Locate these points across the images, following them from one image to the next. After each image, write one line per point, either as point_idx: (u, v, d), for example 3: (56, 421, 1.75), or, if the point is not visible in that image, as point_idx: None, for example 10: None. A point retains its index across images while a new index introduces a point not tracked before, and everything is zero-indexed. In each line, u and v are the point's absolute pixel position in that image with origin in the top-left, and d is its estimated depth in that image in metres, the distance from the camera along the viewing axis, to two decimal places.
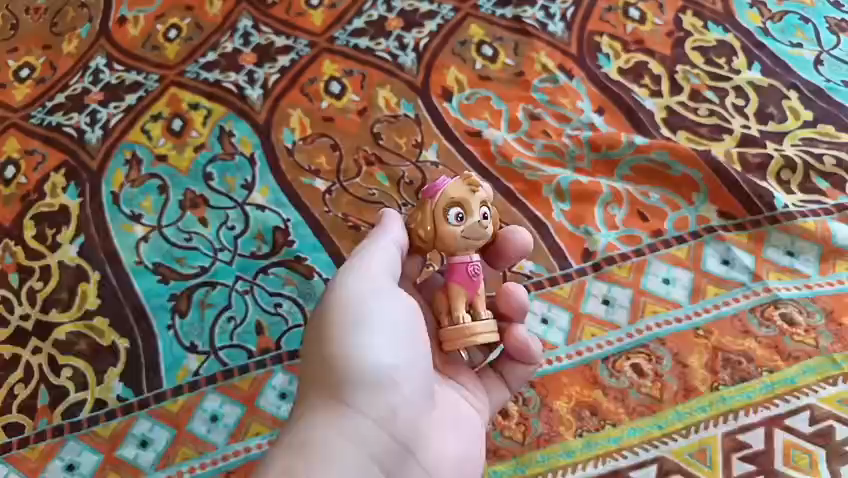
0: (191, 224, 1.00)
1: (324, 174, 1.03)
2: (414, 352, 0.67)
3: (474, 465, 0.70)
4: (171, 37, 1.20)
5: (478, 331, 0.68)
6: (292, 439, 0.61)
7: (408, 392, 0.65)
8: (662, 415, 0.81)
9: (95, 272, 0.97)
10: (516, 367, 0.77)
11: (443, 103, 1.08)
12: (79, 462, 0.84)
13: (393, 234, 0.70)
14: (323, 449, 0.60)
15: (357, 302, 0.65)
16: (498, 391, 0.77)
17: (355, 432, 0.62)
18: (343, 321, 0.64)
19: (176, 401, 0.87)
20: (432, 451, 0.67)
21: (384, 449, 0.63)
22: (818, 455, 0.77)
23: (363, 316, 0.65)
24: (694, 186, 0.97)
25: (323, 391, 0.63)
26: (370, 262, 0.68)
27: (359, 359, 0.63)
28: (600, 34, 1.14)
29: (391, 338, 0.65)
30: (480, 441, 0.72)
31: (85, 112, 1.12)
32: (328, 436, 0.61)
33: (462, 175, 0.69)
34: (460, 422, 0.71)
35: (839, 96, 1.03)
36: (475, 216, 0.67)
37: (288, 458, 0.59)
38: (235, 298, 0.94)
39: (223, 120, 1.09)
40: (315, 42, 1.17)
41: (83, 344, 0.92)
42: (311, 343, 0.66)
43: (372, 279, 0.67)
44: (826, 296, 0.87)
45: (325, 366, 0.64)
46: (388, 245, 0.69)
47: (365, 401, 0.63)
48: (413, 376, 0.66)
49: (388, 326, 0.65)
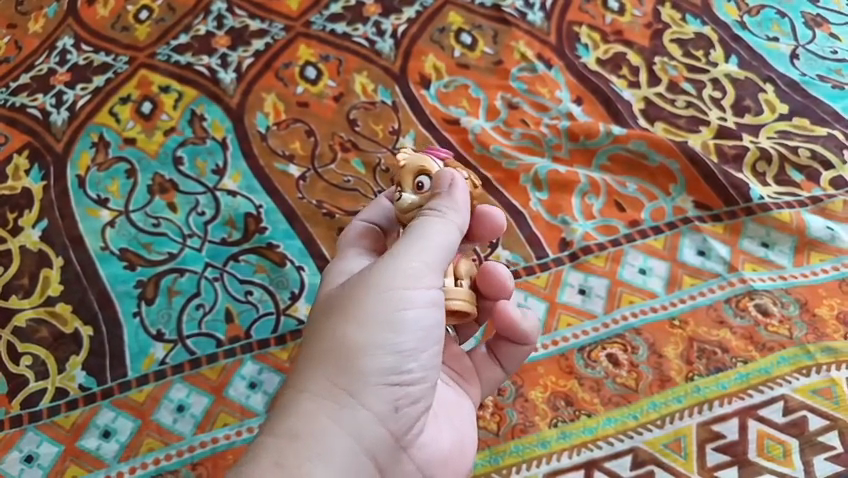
0: (159, 210, 0.98)
1: (298, 160, 1.01)
2: (434, 353, 0.61)
3: (464, 469, 0.66)
4: (142, 18, 1.17)
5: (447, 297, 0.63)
6: (286, 423, 0.56)
7: (418, 393, 0.60)
8: (637, 405, 0.81)
9: (58, 257, 0.94)
10: (513, 347, 0.73)
11: (421, 90, 1.07)
12: (38, 453, 0.81)
13: (461, 215, 0.61)
14: (319, 441, 0.55)
15: (396, 294, 0.58)
16: (488, 369, 0.73)
17: (354, 428, 0.57)
18: (376, 313, 0.58)
19: (142, 391, 0.84)
20: (429, 452, 0.62)
21: (380, 447, 0.58)
22: (792, 446, 0.77)
23: (392, 312, 0.58)
24: (671, 178, 0.97)
25: (331, 379, 0.57)
26: (425, 248, 0.59)
27: (380, 357, 0.58)
28: (579, 25, 1.13)
29: (414, 338, 0.59)
30: (473, 429, 0.69)
31: (51, 94, 1.09)
32: (327, 429, 0.56)
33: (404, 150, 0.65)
34: (453, 416, 0.67)
35: (815, 90, 1.04)
36: (406, 193, 0.63)
37: (279, 448, 0.55)
38: (203, 285, 0.92)
39: (194, 104, 1.07)
40: (291, 26, 1.15)
41: (44, 331, 0.89)
42: (332, 320, 0.59)
43: (417, 272, 0.59)
44: (800, 288, 0.87)
45: (342, 353, 0.58)
46: (452, 226, 0.61)
47: (372, 398, 0.58)
48: (427, 376, 0.61)
49: (419, 328, 0.59)
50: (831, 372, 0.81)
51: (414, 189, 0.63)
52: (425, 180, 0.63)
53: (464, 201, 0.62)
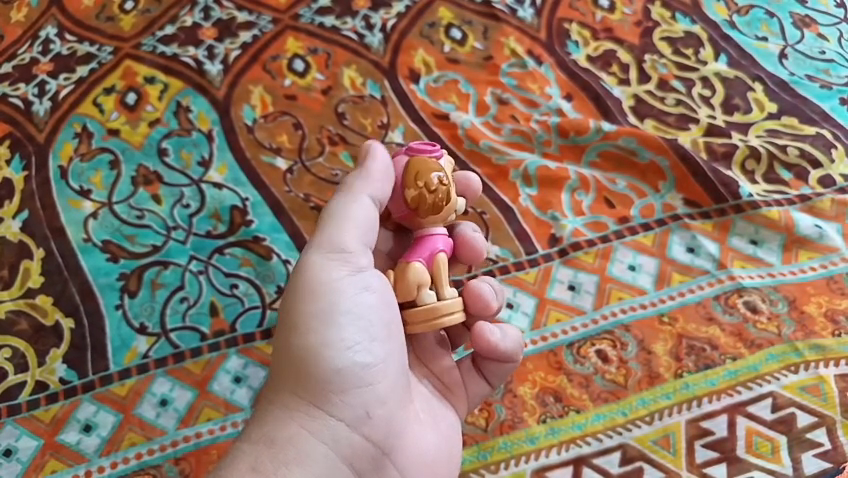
0: (143, 202, 0.96)
1: (285, 153, 1.00)
2: (389, 343, 0.61)
3: (452, 467, 0.65)
4: (128, 9, 1.16)
5: (443, 314, 0.61)
6: (261, 431, 0.58)
7: (384, 390, 0.60)
8: (626, 402, 0.80)
9: (39, 248, 0.92)
10: (498, 363, 0.71)
11: (410, 85, 1.06)
12: (17, 447, 0.79)
13: (373, 186, 0.63)
14: (291, 449, 0.57)
15: (328, 291, 0.59)
16: (475, 383, 0.72)
17: (326, 433, 0.58)
18: (312, 313, 0.59)
19: (124, 385, 0.83)
20: (410, 450, 0.62)
21: (356, 450, 0.59)
22: (781, 442, 0.77)
23: (335, 309, 0.59)
24: (660, 175, 0.97)
25: (291, 387, 0.58)
26: (346, 234, 0.61)
27: (329, 356, 0.58)
28: (569, 22, 1.13)
29: (365, 332, 0.60)
30: (458, 436, 0.68)
31: (33, 83, 1.07)
32: (296, 435, 0.57)
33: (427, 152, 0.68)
34: (437, 418, 0.67)
35: (804, 90, 1.04)
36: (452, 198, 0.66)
37: (254, 456, 0.56)
38: (188, 278, 0.90)
39: (180, 95, 1.06)
40: (279, 19, 1.14)
41: (24, 323, 0.87)
42: (278, 331, 0.60)
43: (347, 263, 0.61)
44: (788, 286, 0.87)
45: (296, 361, 0.58)
46: (364, 200, 0.62)
47: (338, 401, 0.58)
48: (387, 368, 0.61)
49: (361, 318, 0.60)
50: (819, 369, 0.81)
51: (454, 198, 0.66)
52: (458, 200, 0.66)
53: (375, 171, 0.63)
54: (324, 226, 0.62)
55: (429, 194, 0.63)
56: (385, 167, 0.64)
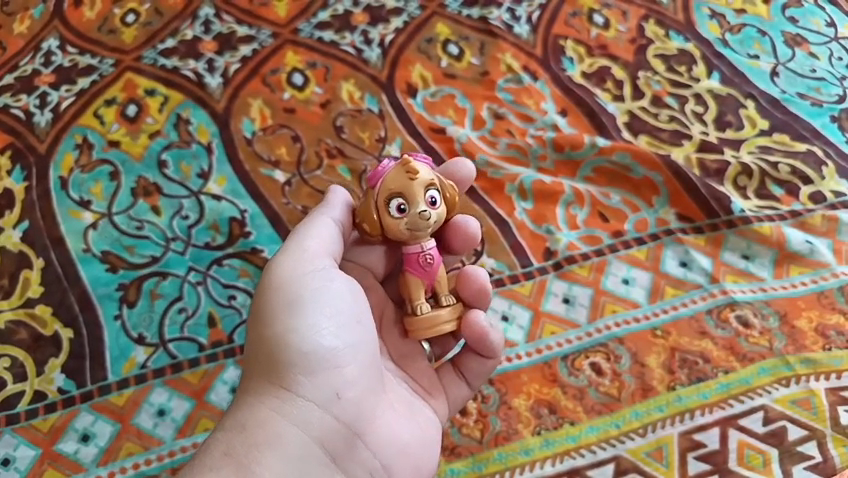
0: (143, 213, 0.97)
1: (283, 166, 1.01)
2: (356, 331, 0.65)
3: (428, 453, 0.68)
4: (129, 22, 1.17)
5: (439, 322, 0.67)
6: (233, 419, 0.62)
7: (354, 374, 0.64)
8: (620, 414, 0.81)
9: (39, 258, 0.93)
10: (478, 363, 0.73)
11: (407, 99, 1.07)
12: (15, 456, 0.80)
13: (333, 209, 0.69)
14: (261, 431, 0.60)
15: (293, 284, 0.65)
16: (455, 385, 0.74)
17: (296, 415, 0.61)
18: (278, 305, 0.64)
19: (122, 395, 0.83)
20: (384, 433, 0.65)
21: (328, 432, 0.62)
22: (772, 456, 0.78)
23: (300, 299, 0.64)
24: (654, 189, 0.98)
25: (262, 376, 0.63)
26: (307, 238, 0.67)
27: (297, 341, 0.63)
28: (565, 38, 1.15)
29: (332, 320, 0.64)
30: (436, 429, 0.70)
31: (35, 95, 1.08)
32: (267, 419, 0.61)
33: (402, 161, 0.66)
34: (415, 411, 0.69)
35: (795, 107, 1.06)
36: (418, 206, 0.65)
37: (226, 441, 0.60)
38: (186, 289, 0.91)
39: (180, 107, 1.07)
40: (278, 33, 1.15)
41: (24, 333, 0.88)
42: (250, 326, 0.65)
43: (309, 259, 0.66)
44: (780, 300, 0.89)
45: (267, 350, 0.63)
46: (324, 217, 0.69)
47: (306, 385, 0.62)
48: (356, 354, 0.65)
49: (327, 307, 0.64)
50: (810, 383, 0.82)
51: (426, 203, 0.65)
52: (436, 194, 0.66)
53: (334, 200, 0.70)
54: (289, 237, 0.68)
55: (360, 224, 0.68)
56: (344, 202, 0.71)
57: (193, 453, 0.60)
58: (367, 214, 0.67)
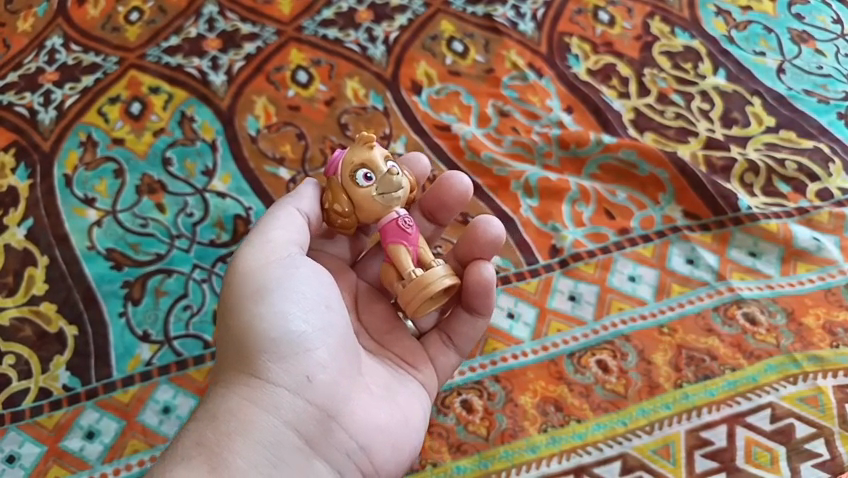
0: (147, 210, 0.97)
1: (288, 163, 1.00)
2: (325, 315, 0.65)
3: (409, 434, 0.66)
4: (133, 19, 1.17)
5: (430, 280, 0.65)
6: (206, 410, 0.62)
7: (324, 356, 0.63)
8: (626, 411, 0.81)
9: (43, 256, 0.93)
10: (466, 326, 0.73)
11: (412, 96, 1.07)
12: (20, 453, 0.79)
13: (300, 201, 0.70)
14: (231, 418, 0.60)
15: (258, 273, 0.65)
16: (442, 355, 0.74)
17: (267, 400, 0.61)
18: (245, 295, 0.64)
19: (127, 392, 0.83)
20: (360, 415, 0.63)
21: (301, 416, 0.61)
22: (780, 453, 0.77)
23: (265, 287, 0.64)
24: (660, 186, 0.98)
25: (233, 366, 0.63)
26: (271, 231, 0.67)
27: (264, 327, 0.62)
28: (570, 36, 1.15)
29: (299, 305, 0.64)
30: (419, 411, 0.69)
31: (39, 93, 1.08)
32: (237, 407, 0.60)
33: (356, 140, 0.70)
34: (395, 392, 0.68)
35: (802, 104, 1.06)
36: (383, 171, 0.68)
37: (199, 432, 0.60)
38: (191, 286, 0.91)
39: (185, 105, 1.06)
40: (282, 30, 1.15)
41: (28, 330, 0.88)
42: (221, 322, 0.66)
43: (275, 249, 0.66)
44: (787, 297, 0.88)
45: (236, 340, 0.63)
46: (290, 210, 0.69)
47: (275, 370, 0.62)
48: (326, 337, 0.64)
49: (295, 293, 0.64)
50: (817, 381, 0.82)
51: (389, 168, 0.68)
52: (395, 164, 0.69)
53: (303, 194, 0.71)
54: (255, 232, 0.69)
55: (330, 211, 0.69)
56: (312, 193, 0.71)
57: (169, 446, 0.60)
58: (336, 196, 0.69)
